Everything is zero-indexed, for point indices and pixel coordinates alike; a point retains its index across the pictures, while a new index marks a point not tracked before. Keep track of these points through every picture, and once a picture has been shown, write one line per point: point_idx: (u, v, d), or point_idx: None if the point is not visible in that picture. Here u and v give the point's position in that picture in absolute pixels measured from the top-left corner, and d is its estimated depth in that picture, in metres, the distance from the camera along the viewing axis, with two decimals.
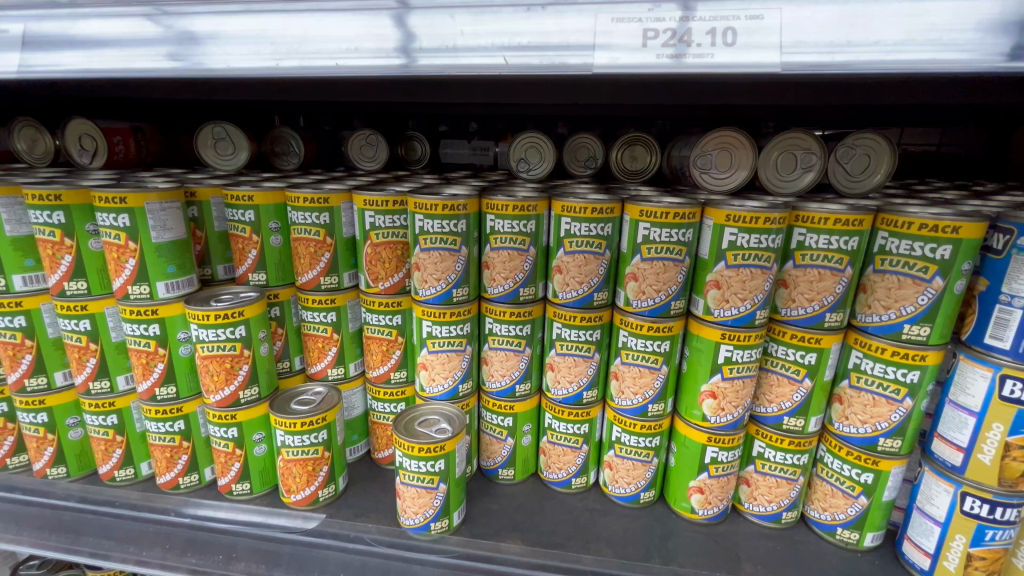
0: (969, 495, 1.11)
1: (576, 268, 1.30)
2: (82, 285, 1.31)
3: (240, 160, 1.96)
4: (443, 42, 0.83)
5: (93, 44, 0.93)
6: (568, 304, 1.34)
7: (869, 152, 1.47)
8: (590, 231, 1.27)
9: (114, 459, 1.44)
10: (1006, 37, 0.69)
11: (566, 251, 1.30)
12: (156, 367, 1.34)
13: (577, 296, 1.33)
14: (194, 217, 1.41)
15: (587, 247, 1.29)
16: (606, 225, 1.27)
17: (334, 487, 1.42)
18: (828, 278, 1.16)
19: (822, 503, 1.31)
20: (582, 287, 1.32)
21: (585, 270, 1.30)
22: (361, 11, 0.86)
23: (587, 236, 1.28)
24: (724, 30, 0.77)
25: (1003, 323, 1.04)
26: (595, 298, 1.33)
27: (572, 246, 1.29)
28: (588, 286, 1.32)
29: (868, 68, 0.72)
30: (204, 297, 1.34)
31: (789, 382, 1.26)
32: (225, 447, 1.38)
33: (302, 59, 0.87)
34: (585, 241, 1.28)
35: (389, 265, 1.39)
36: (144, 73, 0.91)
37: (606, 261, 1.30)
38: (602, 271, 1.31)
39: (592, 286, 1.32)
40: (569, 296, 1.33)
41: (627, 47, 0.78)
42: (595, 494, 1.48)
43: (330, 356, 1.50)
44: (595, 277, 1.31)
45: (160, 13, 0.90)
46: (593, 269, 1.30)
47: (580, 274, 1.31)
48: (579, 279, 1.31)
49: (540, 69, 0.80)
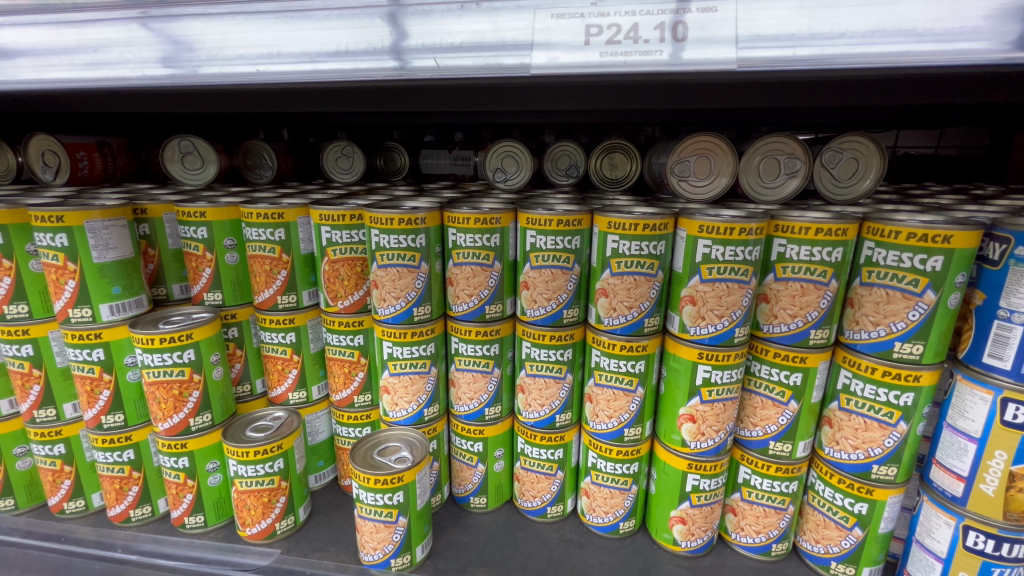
0: (972, 529, 1.01)
1: (543, 284, 1.22)
2: (23, 309, 1.26)
3: (208, 174, 1.91)
4: (431, 40, 0.75)
5: (5, 54, 0.86)
6: (536, 322, 1.26)
7: (857, 156, 1.39)
8: (557, 245, 1.19)
9: (63, 491, 1.37)
10: (964, 29, 0.62)
11: (533, 266, 1.23)
12: (101, 395, 1.27)
13: (546, 314, 1.24)
14: (145, 235, 1.35)
15: (554, 261, 1.21)
16: (574, 238, 1.19)
17: (293, 518, 1.32)
18: (812, 292, 1.08)
19: (815, 534, 1.22)
20: (550, 303, 1.23)
21: (553, 286, 1.22)
22: (285, 14, 0.80)
23: (554, 250, 1.20)
24: (674, 24, 0.70)
25: (1003, 341, 0.95)
26: (564, 315, 1.24)
27: (539, 262, 1.22)
28: (556, 303, 1.23)
29: (833, 62, 0.65)
30: (152, 318, 1.28)
31: (774, 405, 1.17)
32: (177, 478, 1.30)
33: (221, 66, 0.81)
34: (552, 255, 1.20)
35: (348, 283, 1.32)
36: (58, 83, 0.86)
37: (575, 276, 1.22)
38: (572, 286, 1.23)
39: (561, 302, 1.23)
40: (537, 314, 1.25)
41: (568, 46, 0.72)
42: (573, 523, 1.38)
43: (291, 379, 1.43)
44: (563, 293, 1.23)
45: (148, 17, 0.83)
46: (562, 284, 1.22)
47: (548, 290, 1.23)
48: (547, 296, 1.23)
49: (474, 70, 0.74)
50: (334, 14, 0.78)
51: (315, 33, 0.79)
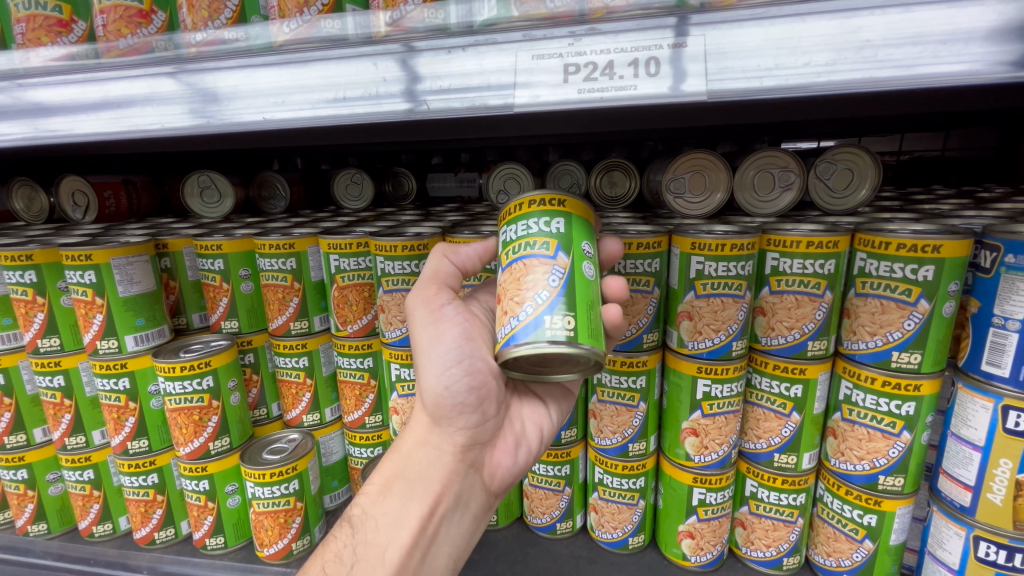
0: (982, 540, 1.00)
1: (514, 283, 0.85)
2: (55, 342, 1.34)
3: (226, 207, 2.01)
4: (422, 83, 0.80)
5: (39, 111, 0.95)
6: (510, 344, 0.82)
7: (851, 167, 1.40)
8: (528, 229, 0.88)
9: (92, 515, 1.43)
10: (916, 54, 0.65)
11: (507, 268, 0.88)
12: (127, 421, 1.34)
13: (521, 326, 0.82)
14: (166, 268, 1.43)
15: (526, 250, 0.86)
16: (557, 219, 0.88)
17: (309, 538, 1.36)
18: (807, 304, 1.09)
19: (826, 547, 1.21)
20: (523, 308, 0.82)
21: (526, 282, 0.84)
22: (288, 64, 0.86)
23: (525, 235, 0.88)
24: (647, 60, 0.74)
25: (999, 349, 0.94)
26: (548, 322, 0.81)
27: (511, 259, 0.88)
28: (532, 304, 0.82)
29: (797, 91, 0.68)
30: (174, 347, 1.34)
31: (776, 417, 1.18)
32: (198, 500, 1.35)
33: (230, 116, 0.87)
34: (524, 242, 0.87)
35: (357, 308, 1.38)
36: (85, 136, 0.93)
37: (562, 267, 0.84)
38: (555, 281, 0.83)
39: (537, 303, 0.82)
40: (509, 330, 0.83)
41: (548, 84, 0.76)
42: (583, 539, 1.40)
43: (305, 402, 1.48)
44: (543, 291, 0.82)
45: (182, 71, 0.90)
46: (539, 280, 0.83)
47: (520, 289, 0.84)
48: (519, 294, 0.84)
49: (461, 111, 0.79)
50: (333, 63, 0.84)
51: (316, 80, 0.85)
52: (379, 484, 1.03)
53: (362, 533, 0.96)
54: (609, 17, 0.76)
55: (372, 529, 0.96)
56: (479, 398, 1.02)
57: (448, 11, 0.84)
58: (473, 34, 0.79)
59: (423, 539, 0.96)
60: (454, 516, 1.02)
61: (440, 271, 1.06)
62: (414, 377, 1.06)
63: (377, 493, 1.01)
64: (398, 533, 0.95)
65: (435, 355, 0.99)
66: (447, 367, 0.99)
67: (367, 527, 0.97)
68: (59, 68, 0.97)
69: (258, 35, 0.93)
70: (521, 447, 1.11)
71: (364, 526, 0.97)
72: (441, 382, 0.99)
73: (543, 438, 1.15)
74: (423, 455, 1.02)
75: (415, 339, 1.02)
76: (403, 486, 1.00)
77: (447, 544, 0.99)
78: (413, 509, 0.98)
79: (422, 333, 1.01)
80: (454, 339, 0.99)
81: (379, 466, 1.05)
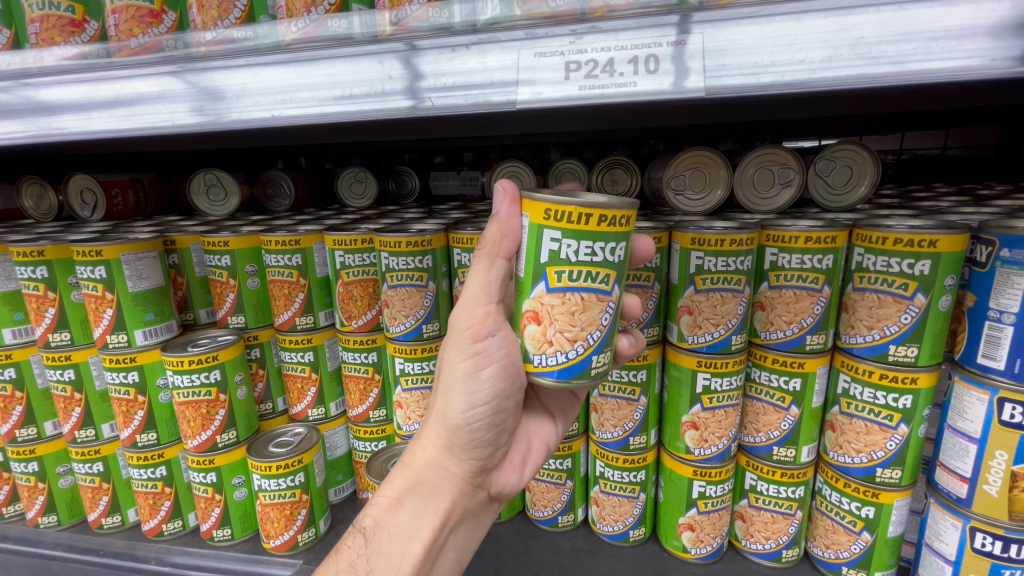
0: (978, 531, 1.01)
1: (567, 315, 0.85)
2: (66, 336, 1.37)
3: (230, 205, 2.03)
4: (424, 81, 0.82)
5: (52, 110, 0.97)
6: (551, 376, 0.87)
7: (850, 164, 1.42)
8: (592, 255, 0.83)
9: (101, 507, 1.46)
10: (908, 52, 0.67)
11: (551, 289, 0.85)
12: (136, 415, 1.36)
13: (565, 364, 0.86)
14: (175, 264, 1.45)
15: (586, 282, 0.84)
16: (620, 245, 0.84)
17: (314, 530, 1.38)
18: (805, 298, 1.10)
19: (825, 539, 1.23)
20: (575, 345, 0.86)
21: (583, 318, 0.85)
22: (296, 62, 0.88)
23: (587, 263, 0.83)
24: (646, 57, 0.75)
25: (995, 342, 0.96)
26: (593, 364, 0.88)
27: (563, 281, 0.84)
28: (583, 345, 0.86)
29: (793, 87, 0.70)
30: (181, 342, 1.36)
31: (775, 410, 1.19)
32: (205, 492, 1.37)
33: (240, 114, 0.89)
34: (583, 269, 0.83)
35: (361, 303, 1.40)
36: (98, 134, 0.96)
37: (613, 303, 0.87)
38: (606, 321, 0.87)
39: (589, 345, 0.86)
40: (559, 363, 0.86)
41: (549, 81, 0.78)
42: (584, 532, 1.42)
43: (310, 397, 1.50)
44: (595, 331, 0.86)
45: (184, 70, 0.92)
46: (594, 319, 0.85)
47: (574, 325, 0.85)
48: (581, 330, 0.85)
49: (465, 108, 0.81)
50: (339, 62, 0.86)
51: (323, 78, 0.87)
52: (391, 496, 1.01)
53: (375, 544, 0.96)
54: (609, 15, 0.77)
55: (385, 540, 0.97)
56: (498, 425, 1.02)
57: (452, 10, 0.85)
58: (476, 32, 0.81)
59: (434, 549, 0.98)
60: (462, 529, 1.04)
61: (491, 281, 0.92)
62: (437, 392, 1.02)
63: (389, 505, 1.00)
64: (411, 545, 0.96)
65: (465, 386, 0.96)
66: (475, 402, 0.97)
67: (380, 538, 0.97)
68: (72, 67, 1.00)
69: (266, 34, 0.95)
70: (529, 462, 1.13)
71: (377, 537, 0.97)
72: (465, 413, 0.98)
73: (546, 449, 1.18)
74: (437, 474, 1.02)
75: (448, 363, 0.98)
76: (416, 500, 1.00)
77: (455, 551, 1.02)
78: (429, 523, 0.99)
79: (461, 361, 0.96)
80: (488, 372, 0.96)
81: (392, 478, 1.03)
